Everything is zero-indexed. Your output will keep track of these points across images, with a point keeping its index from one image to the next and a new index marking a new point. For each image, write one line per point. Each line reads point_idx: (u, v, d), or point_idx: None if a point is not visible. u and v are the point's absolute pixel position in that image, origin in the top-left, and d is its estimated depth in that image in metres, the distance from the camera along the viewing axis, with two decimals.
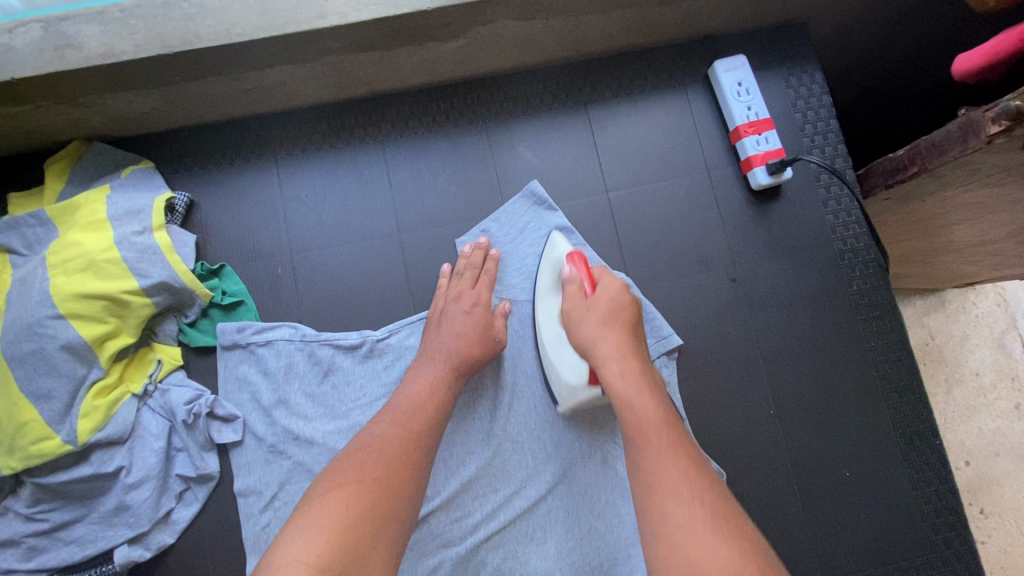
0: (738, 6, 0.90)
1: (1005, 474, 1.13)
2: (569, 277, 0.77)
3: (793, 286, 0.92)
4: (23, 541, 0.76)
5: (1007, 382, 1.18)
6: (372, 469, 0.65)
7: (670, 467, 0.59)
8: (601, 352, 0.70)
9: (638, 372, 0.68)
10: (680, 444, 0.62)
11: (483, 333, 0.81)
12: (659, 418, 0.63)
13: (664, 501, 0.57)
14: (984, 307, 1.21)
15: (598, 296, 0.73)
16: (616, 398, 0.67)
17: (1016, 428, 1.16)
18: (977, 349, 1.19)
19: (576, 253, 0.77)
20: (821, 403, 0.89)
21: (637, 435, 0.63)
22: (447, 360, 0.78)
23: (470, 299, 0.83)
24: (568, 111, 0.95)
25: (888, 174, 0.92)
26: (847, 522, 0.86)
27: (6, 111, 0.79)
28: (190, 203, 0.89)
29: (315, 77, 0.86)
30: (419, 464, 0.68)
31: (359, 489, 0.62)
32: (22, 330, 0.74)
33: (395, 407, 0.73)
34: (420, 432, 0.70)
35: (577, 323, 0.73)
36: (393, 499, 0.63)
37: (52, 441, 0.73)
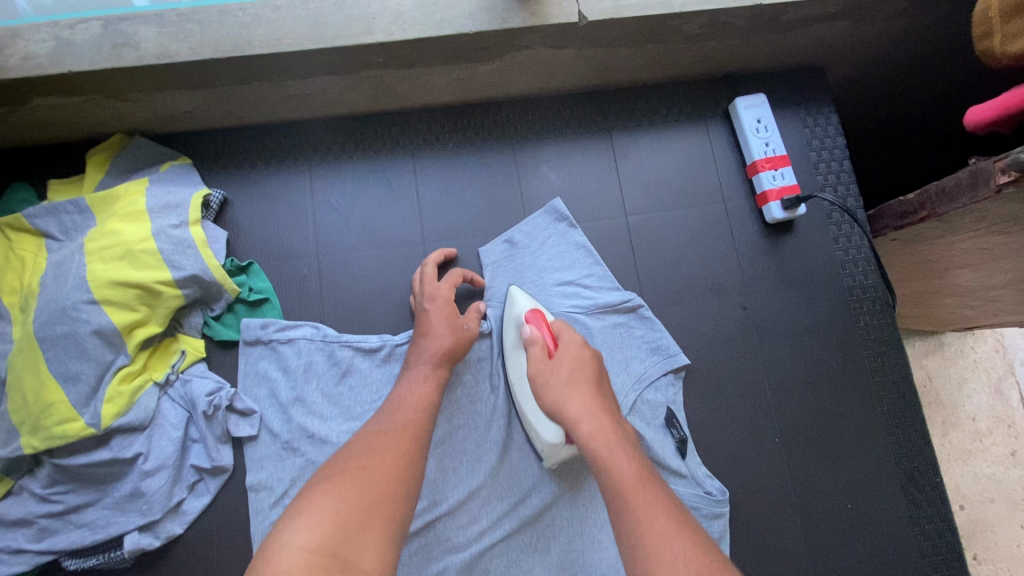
0: (761, 48, 0.95)
1: (999, 521, 1.15)
2: (533, 338, 0.77)
3: (801, 317, 0.95)
4: (35, 522, 0.77)
5: (1002, 429, 1.20)
6: (358, 461, 0.65)
7: (657, 523, 0.58)
8: (569, 414, 0.69)
9: (608, 427, 0.67)
10: (659, 500, 0.60)
11: (453, 325, 0.83)
12: (634, 478, 0.62)
13: (655, 562, 0.54)
14: (982, 353, 1.24)
15: (559, 356, 0.74)
16: (590, 456, 0.65)
17: (1011, 475, 1.18)
18: (973, 393, 1.22)
19: (535, 313, 0.80)
20: (825, 435, 0.91)
21: (616, 498, 0.61)
22: (429, 359, 0.79)
23: (429, 296, 0.85)
24: (593, 136, 0.99)
25: (898, 216, 0.95)
26: (847, 554, 0.87)
27: (58, 102, 0.83)
28: (224, 200, 0.92)
29: (353, 89, 0.89)
30: (413, 452, 0.69)
31: (344, 477, 0.63)
32: (57, 312, 0.76)
33: (385, 408, 0.75)
34: (410, 425, 0.72)
35: (544, 386, 0.71)
36: (383, 482, 0.64)
37: (76, 423, 0.74)
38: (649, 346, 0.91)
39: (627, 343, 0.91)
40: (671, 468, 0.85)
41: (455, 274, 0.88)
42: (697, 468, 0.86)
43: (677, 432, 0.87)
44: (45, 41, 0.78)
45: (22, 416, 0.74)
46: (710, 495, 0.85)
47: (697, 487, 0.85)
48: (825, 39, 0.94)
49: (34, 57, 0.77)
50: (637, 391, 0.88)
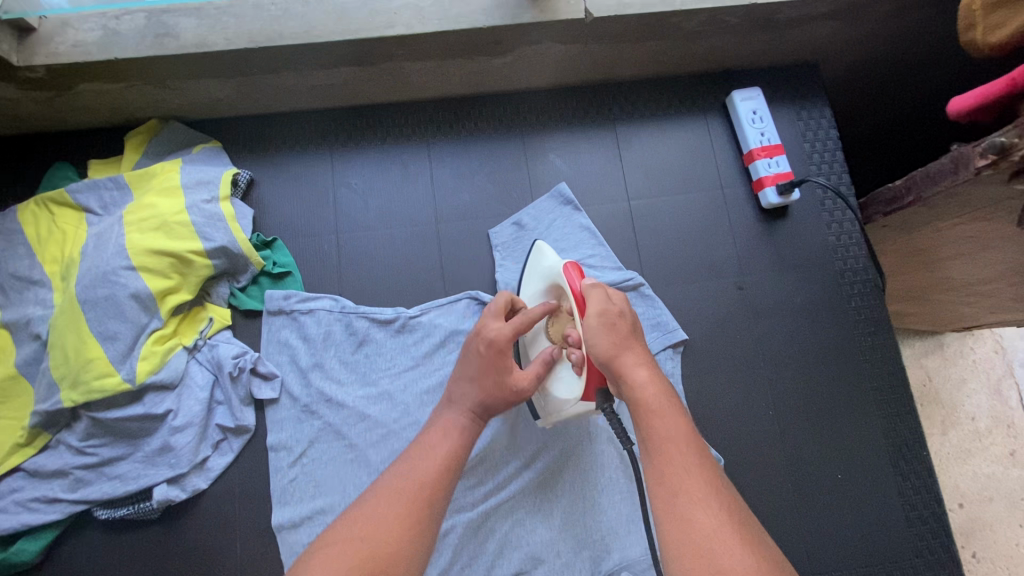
0: (758, 45, 1.00)
1: (997, 520, 1.22)
2: (588, 289, 0.74)
3: (795, 297, 0.99)
4: (71, 473, 0.82)
5: (1002, 428, 1.28)
6: (361, 527, 0.63)
7: (694, 478, 0.61)
8: (625, 364, 0.68)
9: (660, 382, 0.68)
10: (702, 458, 0.63)
11: (499, 379, 0.78)
12: (684, 434, 0.64)
13: (696, 511, 0.59)
14: (981, 353, 1.33)
15: (616, 308, 0.73)
16: (637, 403, 0.66)
17: (1010, 474, 1.25)
18: (974, 394, 1.30)
19: (576, 270, 0.77)
20: (817, 409, 0.95)
21: (662, 448, 0.64)
22: (464, 407, 0.78)
23: (484, 341, 0.78)
24: (597, 127, 1.05)
25: (887, 202, 1.00)
26: (837, 523, 0.91)
27: (101, 87, 0.88)
28: (250, 180, 0.98)
29: (374, 80, 0.96)
30: (421, 514, 0.65)
31: (345, 548, 0.61)
32: (98, 277, 0.82)
33: (404, 458, 0.72)
34: (425, 483, 0.68)
35: (601, 331, 0.70)
36: (385, 555, 0.61)
37: (113, 379, 0.80)
38: (649, 322, 0.95)
39: None
40: None
41: (525, 317, 0.79)
42: None
43: None
44: (93, 30, 0.83)
45: (63, 372, 0.80)
46: None
47: None
48: (819, 38, 1.00)
49: (83, 44, 0.83)
50: None
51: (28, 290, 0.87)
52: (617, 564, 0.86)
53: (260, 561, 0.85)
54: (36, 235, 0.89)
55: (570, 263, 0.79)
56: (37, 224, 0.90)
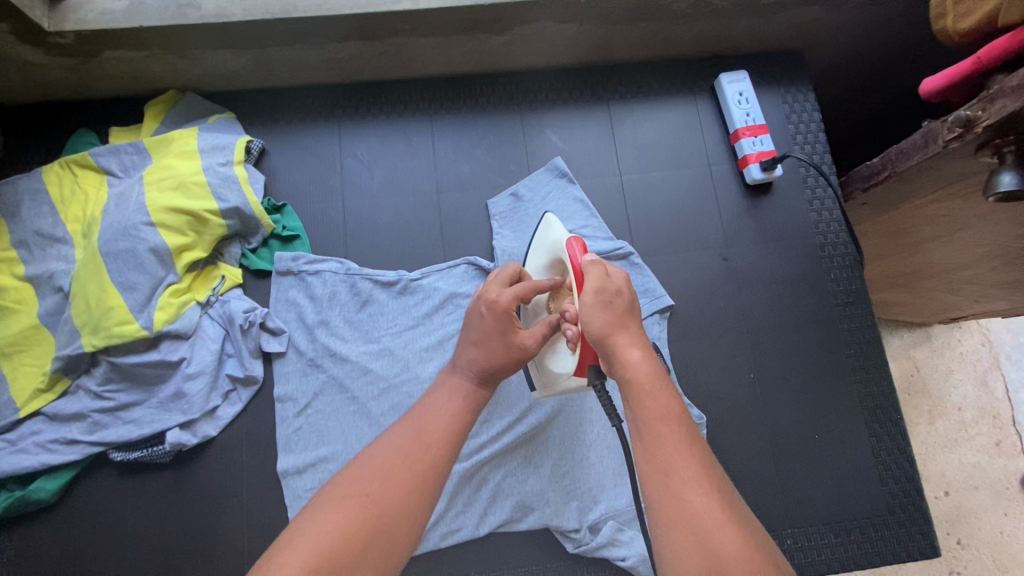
0: (744, 30, 1.06)
1: (981, 507, 1.28)
2: (590, 265, 0.72)
3: (777, 269, 1.04)
4: (89, 416, 0.87)
5: (988, 419, 1.33)
6: (368, 485, 0.65)
7: (686, 461, 0.61)
8: (616, 343, 0.67)
9: (652, 363, 0.67)
10: (693, 441, 0.62)
11: (505, 340, 0.76)
12: (675, 415, 0.63)
13: (688, 492, 0.58)
14: (969, 345, 1.38)
15: (611, 286, 0.70)
16: (630, 385, 0.65)
17: (994, 463, 1.30)
18: (960, 385, 1.35)
19: (580, 244, 0.75)
20: (797, 375, 1.00)
21: (654, 429, 0.63)
22: (469, 373, 0.77)
23: (486, 304, 0.76)
24: (592, 106, 1.10)
25: (865, 179, 1.05)
26: (815, 482, 0.96)
27: (125, 56, 0.94)
28: (262, 149, 1.03)
29: (381, 55, 1.01)
30: (428, 476, 0.68)
31: (350, 504, 0.63)
32: (120, 231, 0.87)
33: (412, 420, 0.73)
34: (432, 447, 0.70)
35: (596, 308, 0.68)
36: (387, 512, 0.63)
37: (132, 325, 0.85)
38: (637, 288, 1.01)
39: None
40: None
41: (529, 285, 0.77)
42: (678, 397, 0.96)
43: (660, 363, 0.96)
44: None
45: (85, 319, 0.85)
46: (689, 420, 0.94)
47: None
48: (802, 23, 1.05)
49: (109, 12, 0.88)
50: None
51: (51, 246, 0.92)
52: (603, 514, 0.90)
53: (266, 505, 0.90)
54: (59, 194, 0.95)
55: (574, 236, 0.75)
56: (61, 184, 0.95)
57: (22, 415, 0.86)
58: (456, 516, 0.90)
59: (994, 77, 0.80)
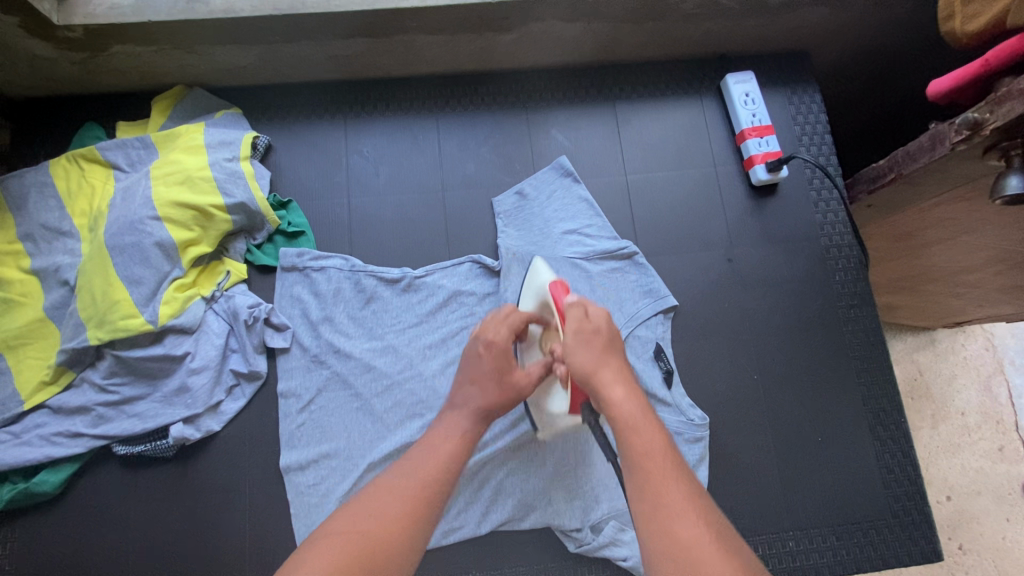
0: (750, 30, 1.06)
1: (983, 512, 1.27)
2: (571, 306, 0.75)
3: (782, 271, 1.04)
4: (93, 409, 0.88)
5: (990, 424, 1.33)
6: (364, 521, 0.62)
7: (676, 492, 0.60)
8: (601, 377, 0.70)
9: (636, 399, 0.69)
10: (680, 473, 0.62)
11: (501, 380, 0.77)
12: (661, 447, 0.64)
13: (677, 523, 0.57)
14: (972, 349, 1.37)
15: (594, 324, 0.73)
16: (617, 421, 0.67)
17: (997, 468, 1.30)
18: (963, 390, 1.35)
19: (561, 287, 0.79)
20: (801, 377, 1.00)
21: (641, 462, 0.63)
22: (470, 411, 0.76)
23: (483, 343, 0.79)
24: (598, 106, 1.10)
25: (871, 181, 1.04)
26: (819, 485, 0.95)
27: (133, 50, 0.94)
28: (268, 145, 1.03)
29: (388, 52, 1.01)
30: (424, 513, 0.65)
31: (345, 540, 0.60)
32: (126, 225, 0.87)
33: (410, 457, 0.72)
34: (429, 482, 0.68)
35: (579, 347, 0.72)
36: (384, 548, 0.60)
37: (136, 320, 0.85)
38: (641, 289, 1.01)
39: (621, 286, 1.01)
40: (656, 395, 0.95)
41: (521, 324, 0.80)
42: (680, 398, 0.96)
43: (663, 364, 0.97)
44: None
45: (90, 312, 0.85)
46: (692, 422, 0.94)
47: (680, 414, 0.95)
48: (809, 24, 1.05)
49: (118, 7, 0.88)
50: (629, 326, 0.98)
51: (57, 240, 0.92)
52: (605, 513, 0.90)
53: (268, 501, 0.90)
54: (66, 188, 0.95)
55: (558, 281, 0.80)
56: (67, 178, 0.95)
57: (27, 408, 0.87)
58: (458, 514, 0.90)
59: (1002, 81, 0.79)
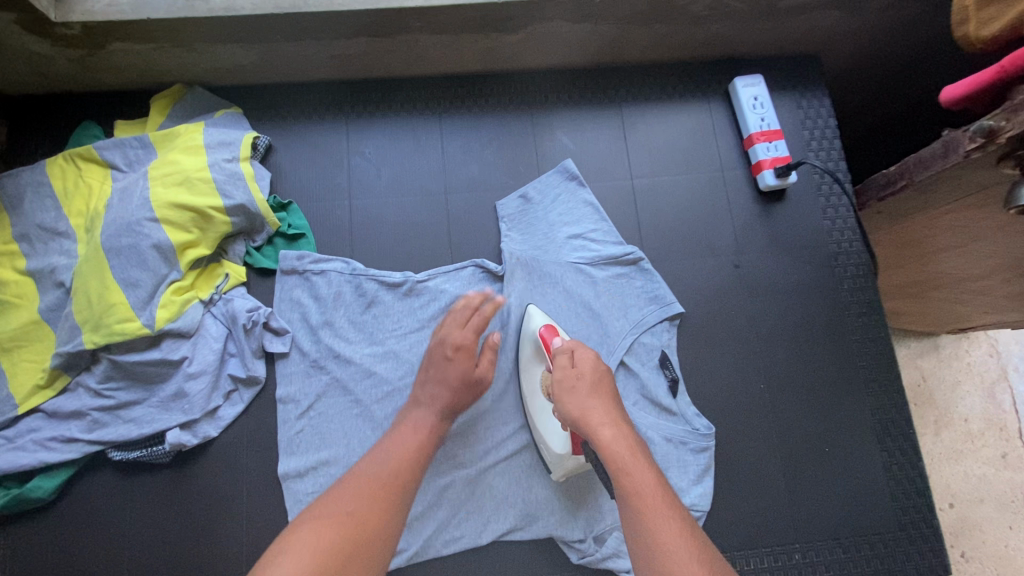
0: (759, 33, 1.04)
1: (987, 520, 1.26)
2: (558, 349, 0.86)
3: (789, 277, 1.03)
4: (88, 414, 0.86)
5: (994, 430, 1.31)
6: (349, 505, 0.71)
7: (671, 524, 0.68)
8: (591, 420, 0.79)
9: (625, 437, 0.78)
10: (670, 506, 0.71)
11: (465, 378, 0.86)
12: (652, 482, 0.73)
13: (671, 552, 0.65)
14: (976, 355, 1.36)
15: (582, 369, 0.83)
16: (611, 461, 0.75)
17: (1000, 476, 1.28)
18: (967, 396, 1.33)
19: (550, 330, 0.90)
20: (807, 386, 0.98)
21: (633, 498, 0.71)
22: (433, 406, 0.83)
23: (451, 346, 0.86)
24: (604, 108, 1.08)
25: (881, 187, 1.03)
26: (824, 495, 0.94)
27: (132, 48, 0.93)
28: (268, 145, 1.02)
29: (391, 52, 1.00)
30: (396, 498, 0.73)
31: (333, 523, 0.68)
32: (123, 226, 0.86)
33: (383, 446, 0.79)
34: (401, 470, 0.77)
35: (568, 392, 0.81)
36: (365, 529, 0.69)
37: (133, 324, 0.84)
38: (646, 295, 0.99)
39: (627, 292, 0.99)
40: (661, 404, 0.94)
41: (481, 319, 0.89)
42: (685, 407, 0.95)
43: (668, 372, 0.95)
44: None
45: (86, 316, 0.84)
46: (698, 431, 0.93)
47: (685, 423, 0.94)
48: (819, 27, 1.03)
49: (116, 4, 0.86)
50: (633, 333, 0.97)
51: (53, 240, 0.91)
52: (609, 524, 0.89)
53: (266, 508, 0.88)
54: (62, 188, 0.93)
55: (546, 326, 0.90)
56: (64, 177, 0.94)
57: (21, 412, 0.85)
58: (459, 524, 0.89)
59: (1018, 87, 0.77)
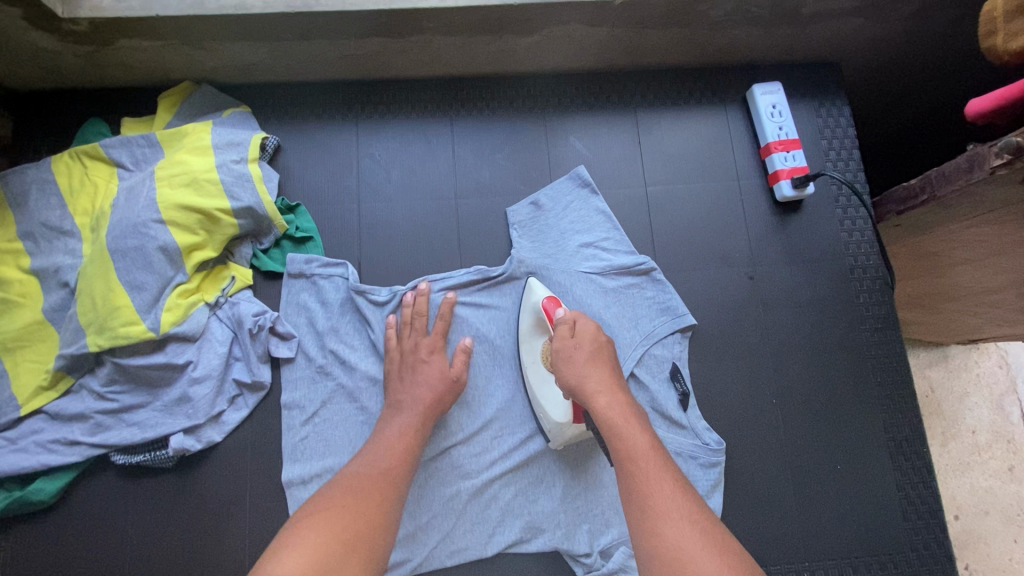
0: (779, 40, 1.02)
1: (992, 534, 1.24)
2: (562, 319, 0.84)
3: (804, 290, 1.01)
4: (91, 417, 0.85)
5: (1001, 443, 1.29)
6: (345, 498, 0.71)
7: (663, 487, 0.68)
8: (589, 386, 0.78)
9: (622, 402, 0.77)
10: (664, 470, 0.70)
11: (444, 379, 0.88)
12: (647, 446, 0.72)
13: (663, 518, 0.65)
14: (985, 367, 1.33)
15: (581, 336, 0.82)
16: (606, 426, 0.75)
17: (1007, 489, 1.27)
18: (975, 408, 1.31)
19: (553, 301, 0.88)
20: (819, 401, 0.97)
21: (628, 462, 0.71)
22: (415, 408, 0.84)
23: (424, 346, 0.89)
24: (618, 113, 1.06)
25: (900, 201, 1.01)
26: (834, 513, 0.93)
27: (140, 44, 0.91)
28: (277, 146, 1.00)
29: (404, 52, 0.98)
30: (390, 494, 0.74)
31: (332, 514, 0.68)
32: (129, 228, 0.84)
33: (370, 450, 0.80)
34: (391, 469, 0.77)
35: (566, 361, 0.81)
36: (363, 523, 0.69)
37: (138, 327, 0.82)
38: (657, 306, 0.98)
39: (638, 303, 0.98)
40: (671, 418, 0.92)
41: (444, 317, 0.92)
42: (696, 421, 0.93)
43: (680, 386, 0.94)
44: None
45: (90, 318, 0.83)
46: (708, 446, 0.92)
47: (695, 437, 0.92)
48: (841, 35, 1.01)
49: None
50: (644, 345, 0.95)
51: (58, 239, 0.89)
52: (615, 538, 0.88)
53: (269, 514, 0.87)
54: (68, 185, 0.92)
55: (551, 297, 0.89)
56: (69, 175, 0.92)
57: (23, 413, 0.84)
58: (463, 535, 0.87)
59: None
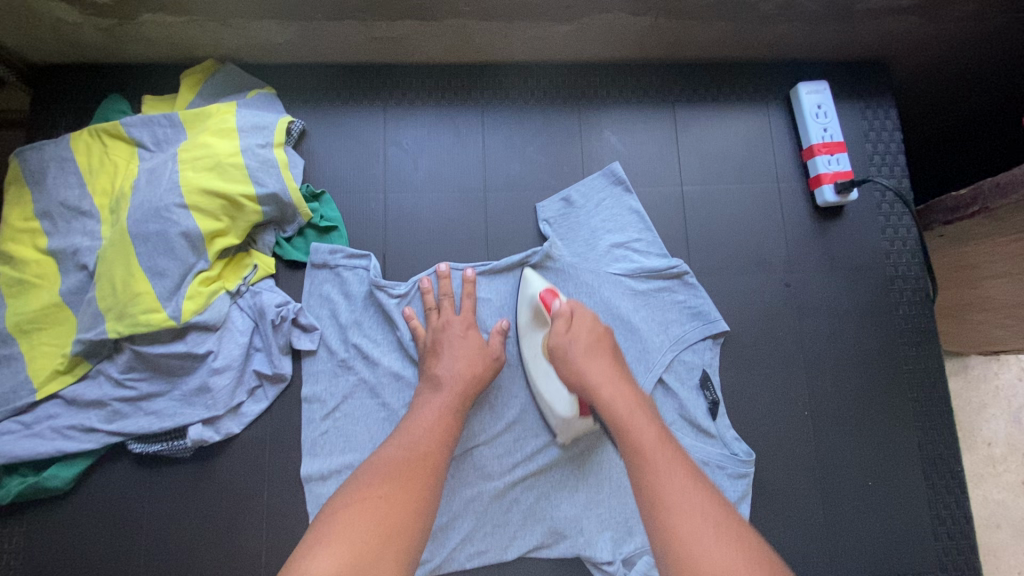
0: (828, 36, 0.97)
1: (1003, 546, 1.18)
2: (558, 312, 0.83)
3: (841, 299, 0.98)
4: (108, 404, 0.83)
5: (1017, 456, 1.22)
6: (380, 488, 0.68)
7: (673, 475, 0.66)
8: (590, 379, 0.78)
9: (624, 393, 0.77)
10: (673, 456, 0.69)
11: (484, 354, 0.86)
12: (652, 436, 0.71)
13: (672, 507, 0.63)
14: (1006, 378, 1.25)
15: (578, 331, 0.82)
16: (609, 420, 0.75)
17: (1019, 502, 1.19)
18: (992, 419, 1.23)
19: (550, 292, 0.86)
20: (850, 414, 0.94)
21: (635, 455, 0.70)
22: (453, 387, 0.81)
23: (461, 322, 0.88)
24: (655, 107, 1.02)
25: (949, 211, 0.95)
26: (862, 529, 0.90)
27: (165, 20, 0.87)
28: (302, 130, 0.97)
29: (436, 37, 0.94)
30: (428, 482, 0.71)
31: (370, 506, 0.65)
32: (150, 212, 0.82)
33: (406, 430, 0.76)
34: (429, 454, 0.74)
35: (564, 357, 0.80)
36: (401, 515, 0.65)
37: (159, 314, 0.80)
38: (689, 310, 0.95)
39: (668, 308, 0.95)
40: (699, 427, 0.90)
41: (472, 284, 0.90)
42: (725, 430, 0.90)
43: (709, 394, 0.91)
44: None
45: (110, 303, 0.80)
46: (737, 457, 0.89)
47: (723, 447, 0.90)
48: (894, 34, 0.96)
49: None
50: (674, 350, 0.93)
51: (76, 220, 0.86)
52: (639, 547, 0.86)
53: (286, 509, 0.86)
54: (87, 164, 0.89)
55: (546, 289, 0.86)
56: (89, 154, 0.89)
57: (39, 398, 0.82)
58: (484, 537, 0.86)
59: None
